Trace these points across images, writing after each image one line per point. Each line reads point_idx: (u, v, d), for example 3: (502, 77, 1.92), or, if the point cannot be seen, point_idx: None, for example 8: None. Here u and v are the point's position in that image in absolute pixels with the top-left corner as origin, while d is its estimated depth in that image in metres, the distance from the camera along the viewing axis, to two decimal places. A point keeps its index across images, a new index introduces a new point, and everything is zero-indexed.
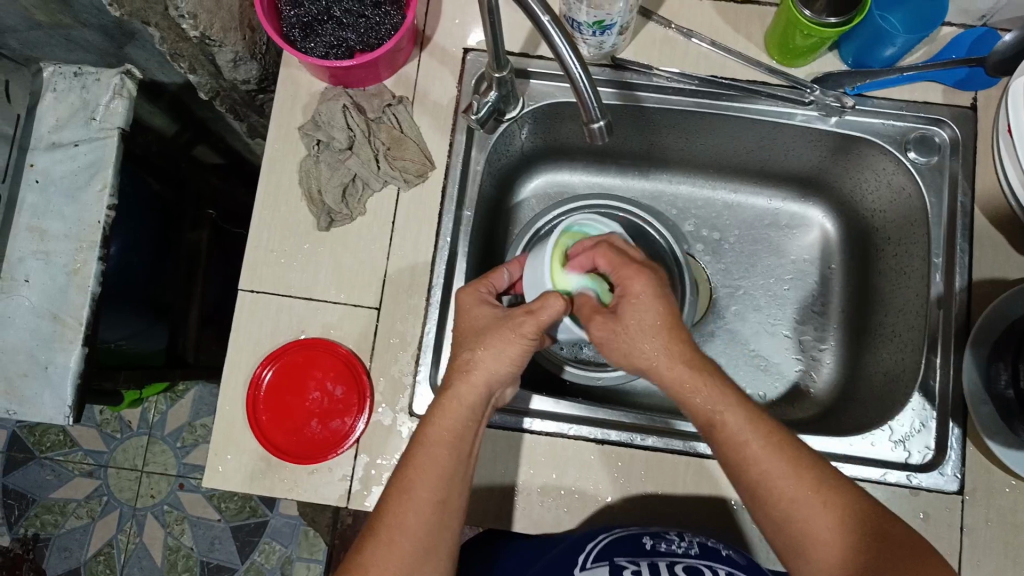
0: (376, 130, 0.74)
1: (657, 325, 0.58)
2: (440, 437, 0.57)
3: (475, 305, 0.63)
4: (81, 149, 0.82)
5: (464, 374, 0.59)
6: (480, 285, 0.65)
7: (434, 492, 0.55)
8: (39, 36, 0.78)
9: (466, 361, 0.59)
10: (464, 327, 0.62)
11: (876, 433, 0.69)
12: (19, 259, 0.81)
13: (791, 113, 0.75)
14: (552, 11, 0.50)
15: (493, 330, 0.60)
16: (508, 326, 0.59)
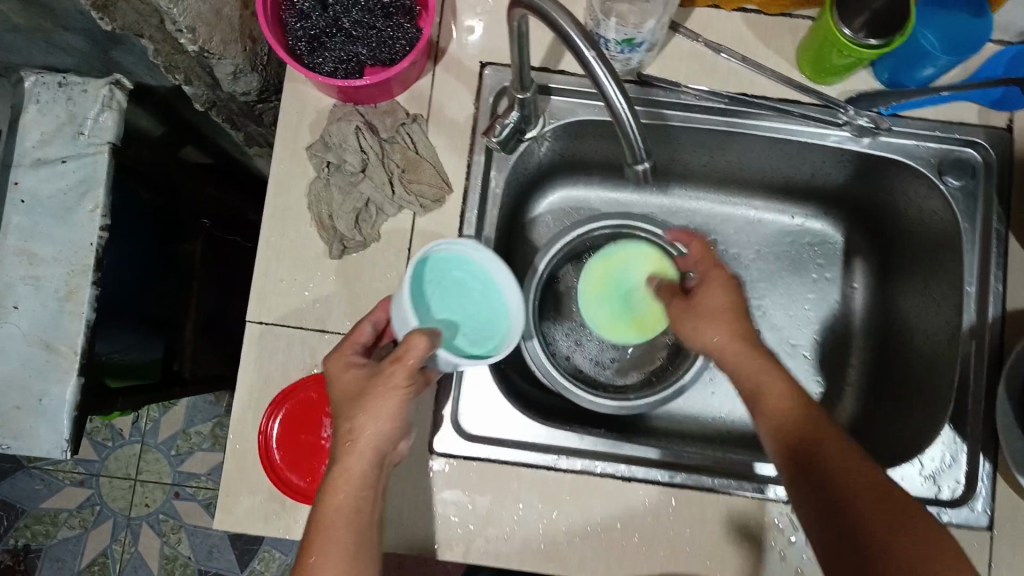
0: (389, 151, 0.70)
1: (729, 309, 0.60)
2: (333, 511, 0.54)
3: (343, 370, 0.59)
4: (69, 166, 0.76)
5: (349, 442, 0.56)
6: (345, 348, 0.61)
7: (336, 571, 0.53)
8: (18, 40, 0.73)
9: (348, 432, 0.56)
10: (340, 392, 0.59)
11: (906, 467, 0.66)
12: (8, 285, 0.76)
13: (823, 133, 0.72)
14: (598, 47, 0.47)
15: (367, 391, 0.56)
16: (378, 387, 0.56)
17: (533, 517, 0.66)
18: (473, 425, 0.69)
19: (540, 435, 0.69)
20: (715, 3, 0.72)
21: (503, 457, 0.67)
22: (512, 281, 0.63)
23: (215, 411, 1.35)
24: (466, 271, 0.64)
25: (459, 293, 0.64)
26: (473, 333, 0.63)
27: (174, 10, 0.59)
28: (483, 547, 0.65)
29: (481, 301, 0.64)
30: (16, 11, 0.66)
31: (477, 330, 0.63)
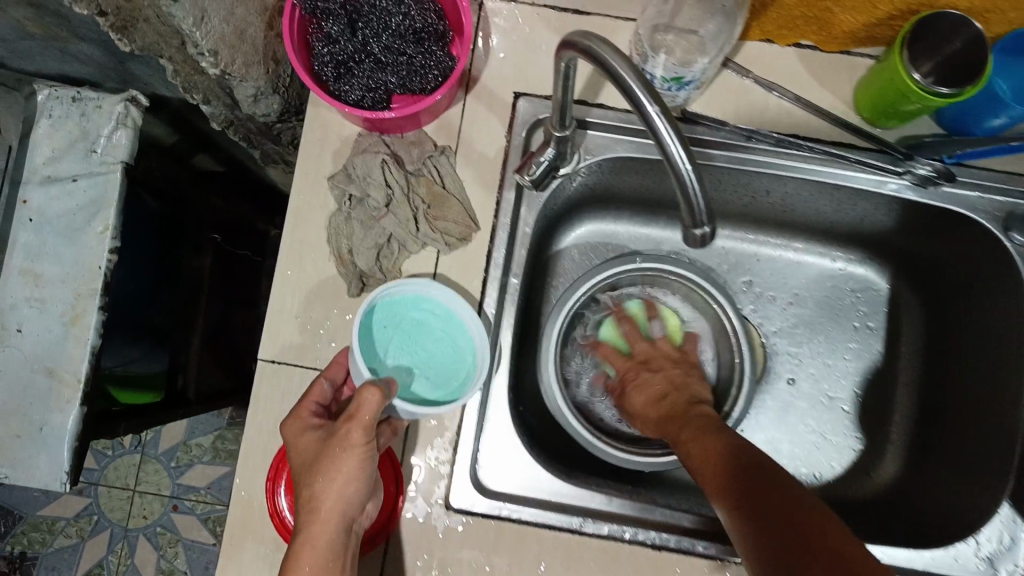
0: (415, 184, 0.66)
1: (654, 385, 0.71)
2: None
3: (299, 433, 0.58)
4: (80, 184, 0.73)
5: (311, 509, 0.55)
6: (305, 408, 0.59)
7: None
8: (31, 47, 0.70)
9: (308, 499, 0.55)
10: (297, 456, 0.57)
11: (961, 548, 0.63)
12: (10, 307, 0.73)
13: (881, 181, 0.67)
14: (661, 101, 0.43)
15: (324, 454, 0.55)
16: (334, 450, 0.55)
17: None
18: (493, 480, 0.66)
19: (565, 494, 0.66)
20: (769, 38, 0.67)
21: (525, 517, 0.64)
22: (473, 317, 0.63)
23: (217, 424, 1.31)
24: (425, 310, 0.64)
25: (417, 334, 0.64)
26: (435, 376, 0.63)
27: (197, 33, 0.56)
28: None
29: (442, 339, 0.64)
30: (29, 22, 0.62)
31: (438, 372, 0.63)
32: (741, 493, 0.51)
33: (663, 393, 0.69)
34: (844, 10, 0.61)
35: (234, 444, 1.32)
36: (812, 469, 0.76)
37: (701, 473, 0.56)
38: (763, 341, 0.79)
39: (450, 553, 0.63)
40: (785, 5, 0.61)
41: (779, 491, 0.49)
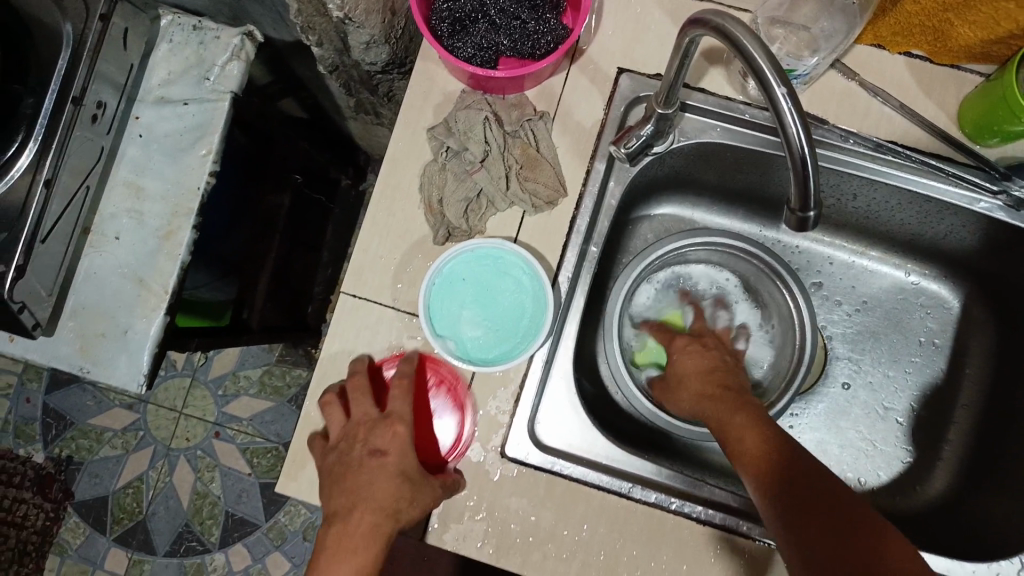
0: (511, 144, 0.68)
1: (700, 367, 0.73)
2: (347, 565, 0.59)
3: (398, 440, 0.63)
4: (190, 108, 0.76)
5: (390, 518, 0.60)
6: (404, 414, 0.64)
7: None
8: None
9: (390, 505, 0.60)
10: (386, 458, 0.62)
11: (1004, 564, 0.63)
12: (111, 215, 0.77)
13: (972, 199, 0.68)
14: (789, 84, 0.45)
15: (419, 482, 0.61)
16: (431, 486, 0.61)
17: (596, 544, 0.65)
18: (548, 437, 0.68)
19: (616, 459, 0.68)
20: (880, 43, 0.69)
21: (575, 475, 0.66)
22: (542, 275, 0.65)
23: (266, 359, 1.37)
24: (501, 266, 0.67)
25: (491, 290, 0.67)
26: (501, 332, 0.66)
27: None
28: (540, 561, 0.64)
29: (512, 294, 0.67)
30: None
31: (505, 327, 0.66)
32: (767, 467, 0.56)
33: (711, 367, 0.73)
34: (964, 23, 0.62)
35: (280, 380, 1.36)
36: (857, 474, 0.79)
37: (735, 447, 0.60)
38: (825, 341, 0.82)
39: (500, 499, 0.65)
40: (904, 11, 0.63)
41: (808, 471, 0.54)
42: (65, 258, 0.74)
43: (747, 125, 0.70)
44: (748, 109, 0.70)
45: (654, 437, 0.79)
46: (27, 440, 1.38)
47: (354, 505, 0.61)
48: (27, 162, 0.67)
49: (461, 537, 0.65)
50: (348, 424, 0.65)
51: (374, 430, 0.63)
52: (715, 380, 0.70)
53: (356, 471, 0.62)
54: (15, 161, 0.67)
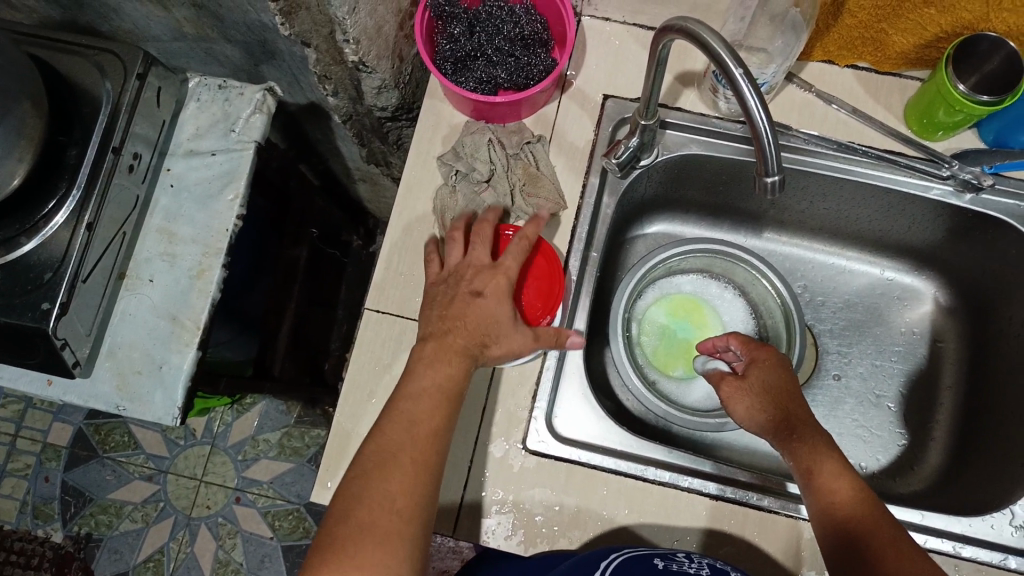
0: (513, 165, 0.76)
1: (778, 389, 0.66)
2: (427, 398, 0.58)
3: (500, 288, 0.63)
4: (217, 158, 0.84)
5: (476, 353, 0.61)
6: (512, 265, 0.64)
7: (414, 470, 0.55)
8: (182, 46, 0.83)
9: (475, 345, 0.61)
10: (488, 300, 0.62)
11: (996, 515, 0.68)
12: (146, 260, 0.83)
13: (927, 186, 0.75)
14: (743, 65, 0.50)
15: (508, 328, 0.62)
16: (517, 336, 0.62)
17: (617, 524, 0.67)
18: (566, 429, 0.72)
19: (630, 445, 0.71)
20: (830, 58, 0.77)
21: (593, 461, 0.69)
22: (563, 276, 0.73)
23: (284, 420, 1.41)
24: None
25: None
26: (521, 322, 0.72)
27: (348, 21, 0.68)
28: (566, 547, 0.67)
29: None
30: (192, 13, 0.74)
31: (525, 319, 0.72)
32: (856, 529, 0.56)
33: (788, 392, 0.65)
34: (897, 31, 0.70)
35: (299, 441, 1.40)
36: (857, 459, 0.82)
37: (824, 491, 0.59)
38: (814, 338, 0.87)
39: (524, 490, 0.68)
40: (845, 25, 0.71)
41: (890, 541, 0.55)
42: (103, 301, 0.80)
43: (721, 137, 0.78)
44: (722, 123, 0.78)
45: (665, 436, 0.82)
46: (46, 519, 1.38)
47: (439, 339, 0.61)
48: (63, 218, 0.74)
49: (491, 530, 0.67)
50: (448, 268, 0.67)
51: (481, 273, 0.64)
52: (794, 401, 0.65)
53: (452, 304, 0.63)
54: (52, 217, 0.73)
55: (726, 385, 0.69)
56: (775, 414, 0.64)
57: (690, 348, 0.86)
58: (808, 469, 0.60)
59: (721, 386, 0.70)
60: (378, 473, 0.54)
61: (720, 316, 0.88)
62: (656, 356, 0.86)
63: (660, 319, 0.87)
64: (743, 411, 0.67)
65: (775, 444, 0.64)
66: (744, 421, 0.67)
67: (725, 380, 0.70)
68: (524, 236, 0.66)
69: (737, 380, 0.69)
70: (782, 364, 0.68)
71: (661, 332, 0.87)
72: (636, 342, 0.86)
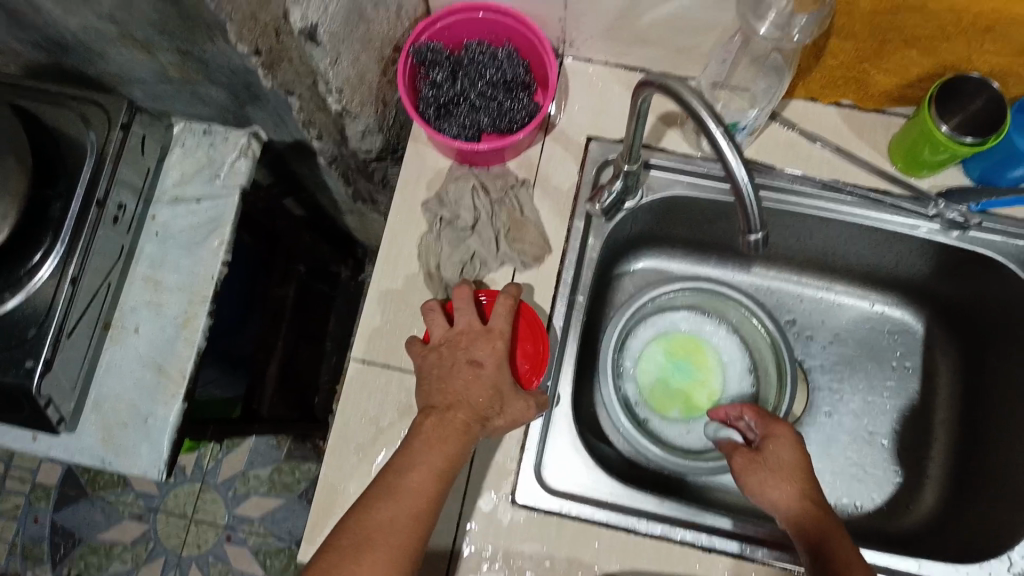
0: (498, 210, 0.75)
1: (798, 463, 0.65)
2: (422, 471, 0.59)
3: (497, 355, 0.64)
4: (203, 205, 0.84)
5: (479, 420, 0.61)
6: (502, 330, 0.65)
7: (398, 544, 0.56)
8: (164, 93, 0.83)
9: (475, 411, 0.61)
10: (488, 369, 0.63)
11: (994, 563, 0.68)
12: (131, 309, 0.82)
13: (914, 225, 0.75)
14: (722, 123, 0.50)
15: (510, 395, 0.63)
16: (519, 400, 0.63)
17: None
18: (555, 481, 0.71)
19: (619, 495, 0.71)
20: (812, 97, 0.77)
21: (583, 514, 0.68)
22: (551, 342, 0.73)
23: (274, 456, 1.39)
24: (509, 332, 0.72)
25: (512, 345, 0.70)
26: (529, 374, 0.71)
27: (330, 72, 0.68)
28: None
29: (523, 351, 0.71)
30: (173, 65, 0.74)
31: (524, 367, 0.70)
32: None
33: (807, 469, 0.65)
34: (879, 71, 0.70)
35: (290, 476, 1.38)
36: (853, 498, 0.81)
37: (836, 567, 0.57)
38: (804, 375, 0.87)
39: (514, 544, 0.67)
40: (827, 67, 0.71)
41: None
42: (87, 354, 0.79)
43: (706, 178, 0.78)
44: (706, 163, 0.78)
45: (661, 481, 0.83)
46: (35, 561, 1.36)
47: (441, 412, 0.61)
48: (50, 270, 0.73)
49: None
50: (435, 343, 0.66)
51: (476, 341, 0.64)
52: (812, 480, 0.65)
53: (452, 376, 0.63)
54: (37, 270, 0.73)
55: (742, 454, 0.68)
56: (789, 489, 0.63)
57: (686, 390, 0.86)
58: (822, 544, 0.59)
59: (735, 456, 0.69)
60: (350, 556, 0.54)
61: (714, 353, 0.88)
62: (652, 396, 0.85)
63: (658, 358, 0.87)
64: (756, 485, 0.65)
65: (786, 520, 0.63)
66: (755, 496, 0.65)
67: (739, 452, 0.69)
68: (510, 299, 0.67)
69: (751, 452, 0.68)
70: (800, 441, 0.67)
71: (652, 370, 0.86)
72: (625, 380, 0.86)
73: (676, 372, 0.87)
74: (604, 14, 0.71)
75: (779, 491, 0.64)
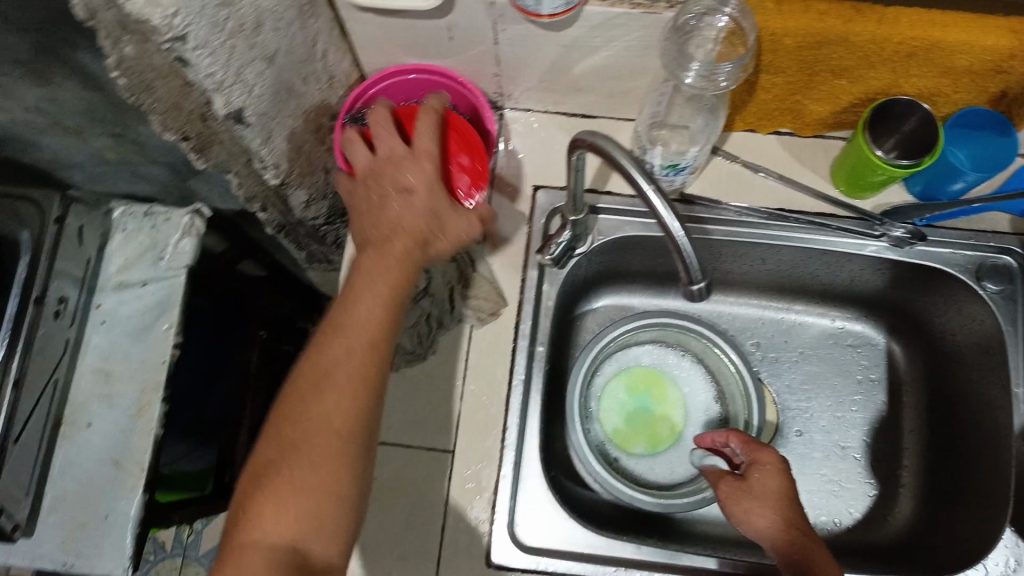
0: (450, 269, 0.77)
1: (784, 490, 0.63)
2: (365, 316, 0.60)
3: (426, 177, 0.66)
4: (149, 288, 0.81)
5: (417, 250, 0.64)
6: (429, 158, 0.66)
7: (349, 394, 0.57)
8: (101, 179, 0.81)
9: (413, 247, 0.64)
10: (419, 196, 0.65)
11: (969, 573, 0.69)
12: (82, 403, 0.80)
13: (862, 244, 0.76)
14: (654, 180, 0.51)
15: (449, 220, 0.66)
16: (460, 221, 0.67)
17: None
18: (532, 539, 0.71)
19: (597, 547, 0.71)
20: (751, 128, 0.77)
21: (561, 569, 0.70)
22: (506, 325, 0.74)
23: None
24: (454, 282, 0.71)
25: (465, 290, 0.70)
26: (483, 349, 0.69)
27: (264, 151, 0.66)
28: None
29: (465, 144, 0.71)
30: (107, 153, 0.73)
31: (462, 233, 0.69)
32: None
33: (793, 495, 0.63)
34: (812, 101, 0.71)
35: None
36: (833, 516, 0.82)
37: None
38: (773, 397, 0.86)
39: None
40: (760, 100, 0.72)
41: None
42: (38, 454, 0.77)
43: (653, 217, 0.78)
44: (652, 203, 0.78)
45: (641, 518, 0.82)
46: None
47: (377, 245, 0.63)
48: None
49: None
50: (362, 172, 0.67)
51: (403, 165, 0.66)
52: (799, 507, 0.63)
53: (385, 207, 0.65)
54: None
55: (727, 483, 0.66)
56: (774, 518, 0.61)
57: (652, 424, 0.86)
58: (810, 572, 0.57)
59: (720, 484, 0.67)
60: (308, 405, 0.56)
61: (681, 384, 0.88)
62: (617, 434, 0.84)
63: (621, 394, 0.86)
64: (741, 513, 0.64)
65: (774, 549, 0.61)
66: (742, 525, 0.63)
67: (723, 479, 0.67)
68: (430, 113, 0.68)
69: (735, 479, 0.66)
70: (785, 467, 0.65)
71: (619, 408, 0.86)
72: (593, 420, 0.85)
73: (643, 406, 0.86)
74: (536, 67, 0.71)
75: (767, 519, 0.62)
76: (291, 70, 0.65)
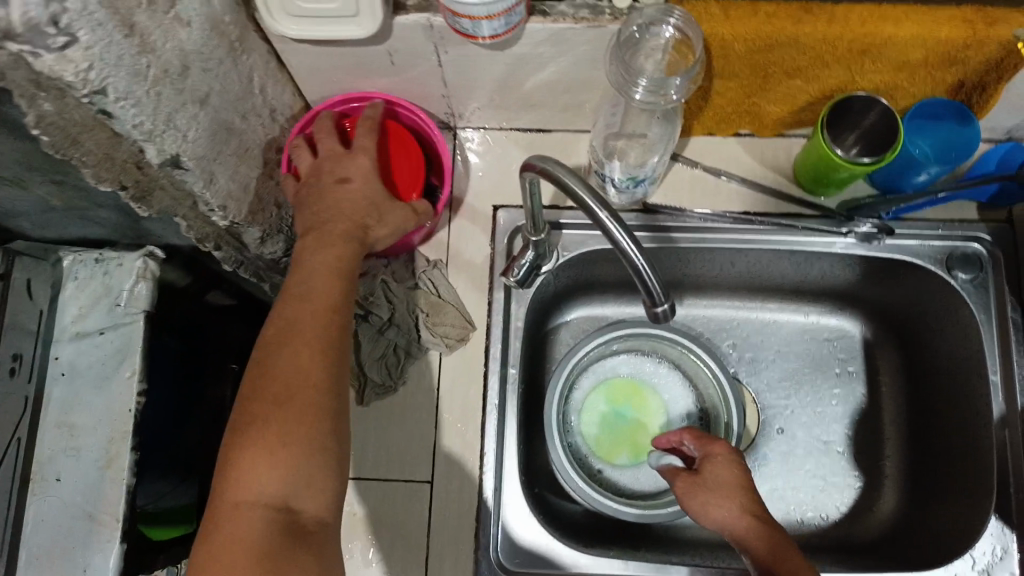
0: (415, 298, 0.75)
1: (736, 478, 0.63)
2: (323, 273, 0.61)
3: (363, 171, 0.67)
4: (106, 336, 0.79)
5: (361, 230, 0.65)
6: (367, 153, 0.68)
7: (319, 346, 0.57)
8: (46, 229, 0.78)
9: (357, 227, 0.64)
10: (356, 184, 0.67)
11: (957, 564, 0.69)
12: (49, 458, 0.76)
13: (829, 243, 0.75)
14: (609, 206, 0.49)
15: (389, 208, 0.67)
16: (399, 210, 0.68)
17: None
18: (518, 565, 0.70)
19: (584, 568, 0.70)
20: (710, 132, 0.76)
21: None
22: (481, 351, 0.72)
23: None
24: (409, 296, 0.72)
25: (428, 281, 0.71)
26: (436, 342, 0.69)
27: (207, 193, 0.64)
28: None
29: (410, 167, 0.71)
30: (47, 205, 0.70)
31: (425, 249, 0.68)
32: None
33: (747, 481, 0.63)
34: (768, 102, 0.70)
35: None
36: (821, 512, 0.81)
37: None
38: (753, 397, 0.84)
39: None
40: (716, 103, 0.70)
41: None
42: (7, 516, 0.74)
43: None
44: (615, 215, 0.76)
45: (627, 529, 0.81)
46: None
47: (319, 230, 0.63)
48: None
49: None
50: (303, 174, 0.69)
51: (342, 160, 0.67)
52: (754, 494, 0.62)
53: (324, 199, 0.66)
54: None
55: (683, 479, 0.65)
56: (732, 507, 0.61)
57: (633, 434, 0.84)
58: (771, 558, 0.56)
59: (675, 481, 0.66)
60: (280, 359, 0.56)
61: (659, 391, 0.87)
62: (599, 446, 0.83)
63: (601, 406, 0.85)
64: (698, 507, 0.63)
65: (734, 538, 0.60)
66: (701, 518, 0.62)
67: (679, 475, 0.66)
68: (369, 115, 0.69)
69: (690, 474, 0.65)
70: (738, 456, 0.65)
71: (597, 421, 0.84)
72: (573, 435, 0.84)
73: (625, 418, 0.85)
74: (485, 86, 0.69)
75: (723, 509, 0.61)
76: (228, 108, 0.63)
